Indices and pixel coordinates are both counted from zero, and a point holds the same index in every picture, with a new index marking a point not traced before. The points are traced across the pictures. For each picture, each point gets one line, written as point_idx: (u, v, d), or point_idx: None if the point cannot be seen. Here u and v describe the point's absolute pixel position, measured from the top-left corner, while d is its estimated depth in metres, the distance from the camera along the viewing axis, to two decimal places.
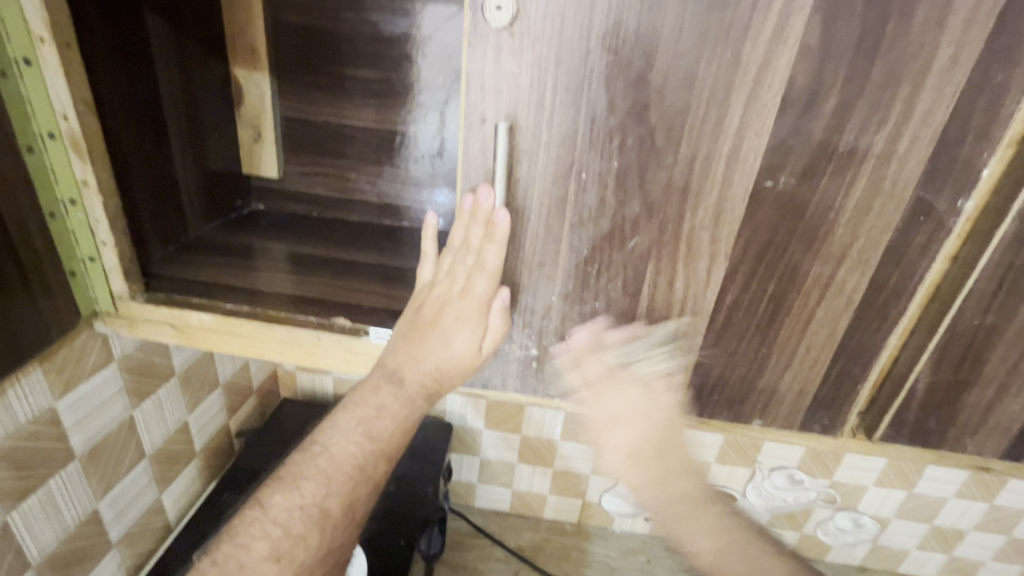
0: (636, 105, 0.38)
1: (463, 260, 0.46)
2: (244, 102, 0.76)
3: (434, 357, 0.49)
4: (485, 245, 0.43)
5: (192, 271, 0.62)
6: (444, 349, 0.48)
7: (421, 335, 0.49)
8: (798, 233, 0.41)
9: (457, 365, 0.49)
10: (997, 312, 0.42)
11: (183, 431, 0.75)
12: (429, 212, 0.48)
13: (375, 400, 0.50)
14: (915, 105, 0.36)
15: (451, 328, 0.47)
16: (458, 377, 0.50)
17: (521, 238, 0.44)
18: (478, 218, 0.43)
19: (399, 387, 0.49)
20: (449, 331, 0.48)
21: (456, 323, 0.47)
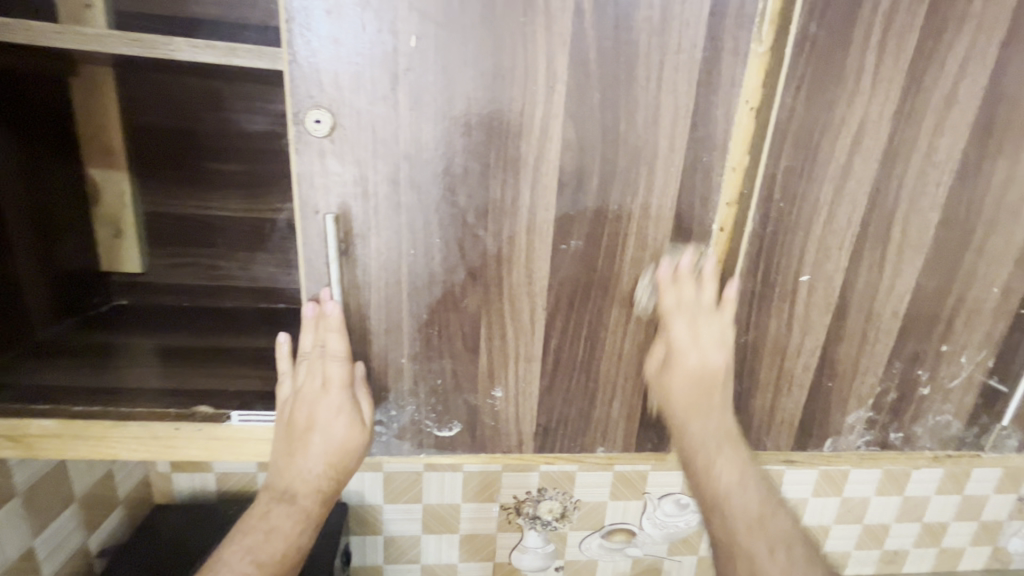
0: (446, 192, 0.46)
1: (316, 360, 0.50)
2: (102, 200, 0.77)
3: (318, 458, 0.52)
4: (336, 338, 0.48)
5: (33, 378, 0.59)
6: (328, 443, 0.51)
7: (300, 442, 0.52)
8: (594, 284, 0.50)
9: (344, 453, 0.52)
10: (755, 330, 0.54)
11: (27, 558, 0.67)
12: (283, 333, 0.54)
13: (267, 523, 0.53)
14: (654, 181, 0.47)
15: (327, 422, 0.50)
16: (347, 461, 0.53)
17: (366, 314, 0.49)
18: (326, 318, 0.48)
19: (291, 503, 0.53)
20: (326, 426, 0.51)
21: (329, 416, 0.50)
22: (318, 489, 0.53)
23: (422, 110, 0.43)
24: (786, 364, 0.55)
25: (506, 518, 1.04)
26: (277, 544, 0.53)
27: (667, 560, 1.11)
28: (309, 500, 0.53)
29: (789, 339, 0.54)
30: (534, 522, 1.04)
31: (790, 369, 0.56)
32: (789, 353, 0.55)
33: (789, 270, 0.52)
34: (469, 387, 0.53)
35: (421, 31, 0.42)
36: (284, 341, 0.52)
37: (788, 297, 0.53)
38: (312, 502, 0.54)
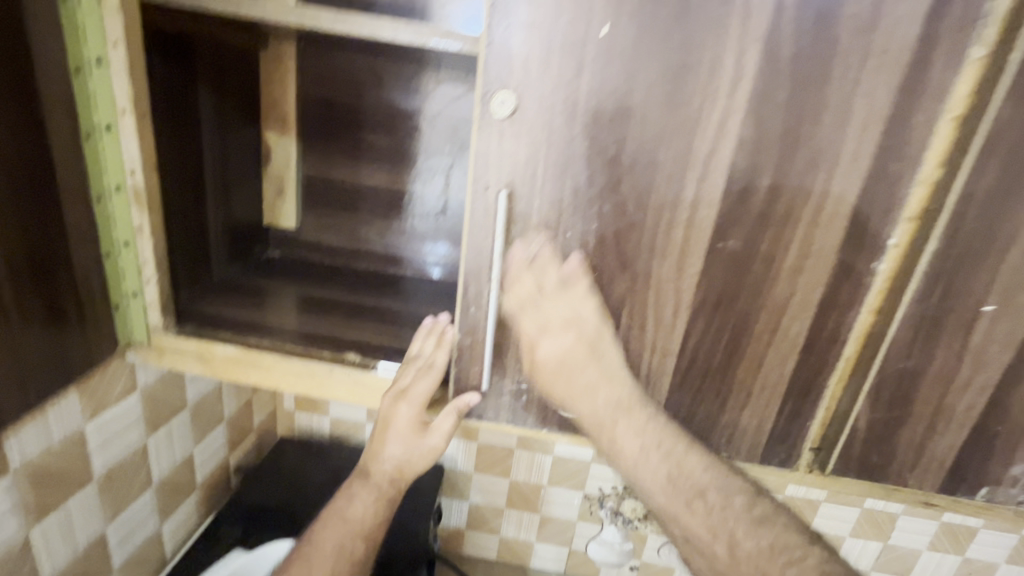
0: (611, 180, 0.47)
1: (415, 365, 0.57)
2: (271, 161, 0.87)
3: (390, 451, 0.58)
4: (544, 294, 0.50)
5: (217, 310, 0.68)
6: (400, 441, 0.57)
7: (380, 433, 0.58)
8: (745, 287, 0.49)
9: (412, 452, 0.58)
10: (918, 357, 0.50)
11: (187, 463, 0.79)
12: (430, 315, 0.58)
13: (348, 491, 0.62)
14: (831, 186, 0.45)
15: (401, 423, 0.56)
16: (416, 460, 0.58)
17: (578, 282, 0.50)
18: (533, 264, 0.50)
19: (366, 481, 0.61)
20: (400, 425, 0.57)
21: (402, 415, 0.56)
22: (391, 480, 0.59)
23: (601, 99, 0.45)
24: (947, 399, 0.51)
25: (588, 508, 1.05)
26: (357, 506, 0.61)
27: None
28: (383, 480, 0.60)
29: (957, 372, 0.50)
30: (615, 517, 1.04)
31: (951, 405, 0.51)
32: (954, 388, 0.50)
33: (971, 298, 0.47)
34: None
35: (615, 21, 0.42)
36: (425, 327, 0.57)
37: (962, 326, 0.48)
38: (387, 483, 0.60)
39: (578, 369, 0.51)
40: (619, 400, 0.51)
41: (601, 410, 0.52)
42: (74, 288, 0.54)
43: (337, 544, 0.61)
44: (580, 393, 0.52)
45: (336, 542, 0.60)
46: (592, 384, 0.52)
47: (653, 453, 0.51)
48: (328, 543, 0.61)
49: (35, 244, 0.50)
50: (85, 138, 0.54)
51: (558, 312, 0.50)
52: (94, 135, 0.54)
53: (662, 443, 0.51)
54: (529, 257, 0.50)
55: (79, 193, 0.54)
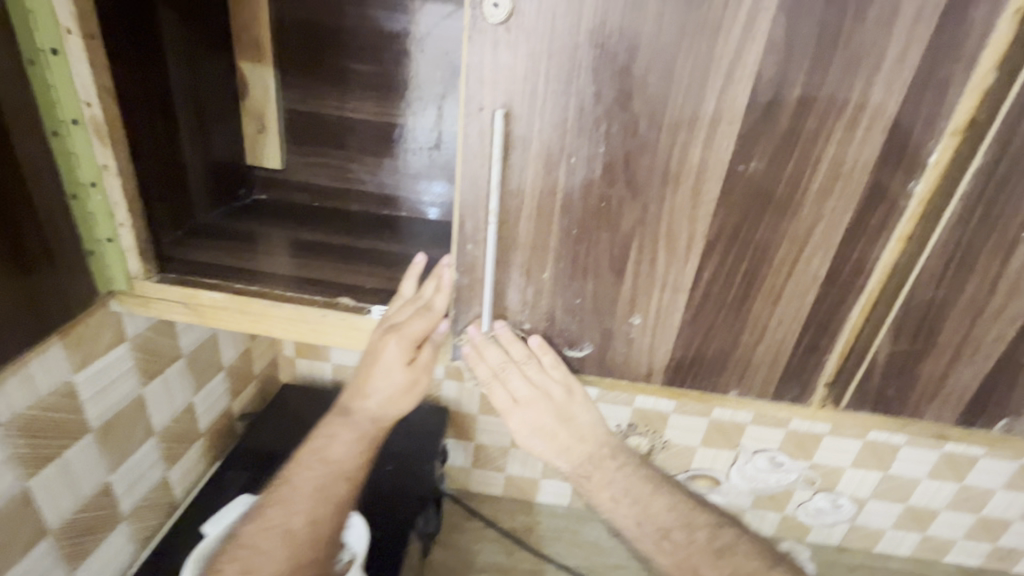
0: (621, 95, 0.42)
1: (411, 305, 0.55)
2: (249, 95, 0.80)
3: (377, 387, 0.59)
4: (505, 367, 0.54)
5: (201, 256, 0.64)
6: (386, 378, 0.58)
7: (368, 369, 0.58)
8: (766, 215, 0.45)
9: (397, 389, 0.59)
10: (948, 286, 0.46)
11: (189, 411, 0.78)
12: (419, 255, 0.57)
13: (329, 431, 0.61)
14: (869, 96, 0.40)
15: (390, 361, 0.56)
16: (401, 398, 0.60)
17: (546, 358, 0.53)
18: (555, 346, 0.53)
19: (348, 417, 0.61)
20: (388, 363, 0.57)
21: (393, 353, 0.55)
22: (374, 418, 0.61)
23: None
24: (975, 329, 0.48)
25: (592, 445, 1.06)
26: (339, 449, 0.60)
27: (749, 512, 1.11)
28: (365, 420, 0.61)
29: (989, 301, 0.47)
30: None
31: (979, 336, 0.48)
32: (984, 317, 0.47)
33: (1013, 220, 0.43)
34: (607, 310, 0.51)
35: None
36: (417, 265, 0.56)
37: (1001, 252, 0.44)
38: (370, 424, 0.61)
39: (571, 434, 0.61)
40: (592, 454, 0.63)
41: (583, 460, 0.63)
42: (40, 234, 0.50)
43: (317, 485, 0.59)
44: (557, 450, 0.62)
45: (316, 483, 0.59)
46: (566, 430, 0.60)
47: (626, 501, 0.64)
48: (308, 481, 0.59)
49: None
50: (29, 65, 0.48)
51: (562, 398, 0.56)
52: (39, 60, 0.49)
53: (545, 397, 0.57)
54: (516, 332, 0.52)
55: (31, 128, 0.49)
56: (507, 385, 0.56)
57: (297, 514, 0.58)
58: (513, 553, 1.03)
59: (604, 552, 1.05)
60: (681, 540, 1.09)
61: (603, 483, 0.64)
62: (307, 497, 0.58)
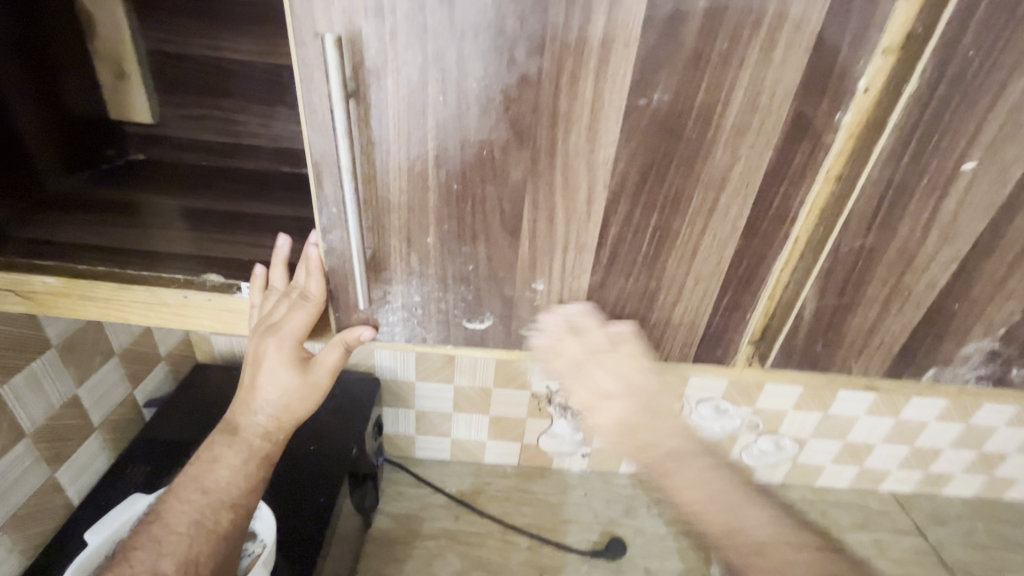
0: (489, 11, 0.33)
1: (285, 297, 0.48)
2: (97, 32, 0.67)
3: (265, 395, 0.53)
4: (587, 360, 0.47)
5: (45, 234, 0.55)
6: (275, 384, 0.52)
7: (253, 374, 0.53)
8: (676, 158, 0.38)
9: (290, 392, 0.53)
10: (878, 232, 0.41)
11: (74, 405, 0.70)
12: (283, 236, 0.49)
13: (211, 455, 0.53)
14: (788, 5, 0.33)
15: (274, 365, 0.51)
16: (296, 402, 0.53)
17: (627, 343, 0.47)
18: (571, 329, 0.46)
19: (235, 437, 0.54)
20: (273, 368, 0.51)
21: (277, 354, 0.50)
22: (266, 430, 0.54)
23: None
24: (906, 278, 0.44)
25: (536, 405, 1.02)
26: (222, 473, 0.52)
27: None
28: (255, 437, 0.54)
29: (921, 247, 0.42)
30: (564, 412, 1.03)
31: (910, 284, 0.44)
32: (915, 265, 0.43)
33: (949, 154, 0.38)
34: (506, 276, 0.44)
35: None
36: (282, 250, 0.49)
37: (935, 191, 0.39)
38: (260, 439, 0.54)
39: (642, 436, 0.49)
40: (678, 455, 0.48)
41: (664, 457, 0.48)
42: None
43: (195, 520, 0.50)
44: (643, 453, 0.48)
45: (195, 515, 0.50)
46: (682, 440, 0.49)
47: (716, 506, 0.45)
48: (183, 517, 0.50)
49: None
50: None
51: (610, 380, 0.49)
52: None
53: (632, 380, 0.48)
54: (569, 324, 0.46)
55: None
56: (590, 375, 0.49)
57: (167, 557, 0.48)
58: (460, 517, 1.01)
59: (553, 509, 1.04)
60: (630, 490, 1.10)
61: (693, 483, 0.46)
62: (180, 535, 0.49)
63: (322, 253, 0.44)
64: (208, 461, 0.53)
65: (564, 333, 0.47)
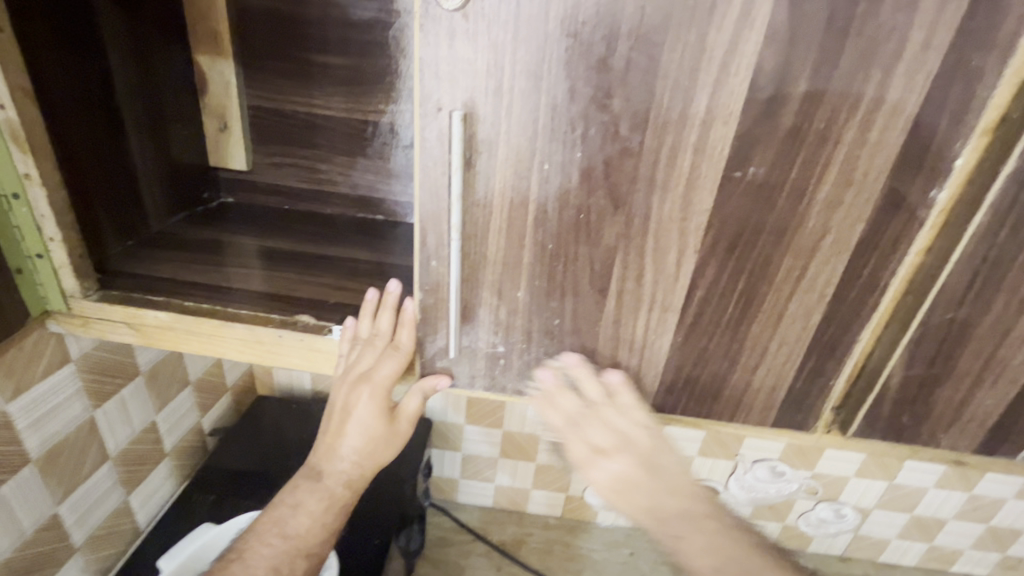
0: (599, 92, 0.36)
1: (372, 346, 0.50)
2: (209, 91, 0.74)
3: (350, 441, 0.55)
4: (588, 414, 0.48)
5: (152, 269, 0.59)
6: (361, 429, 0.54)
7: (340, 421, 0.55)
8: (768, 226, 0.40)
9: (374, 440, 0.55)
10: (971, 306, 0.41)
11: (151, 431, 0.73)
12: (372, 289, 0.51)
13: (293, 499, 0.55)
14: (887, 91, 0.34)
15: (361, 411, 0.53)
16: (379, 449, 0.56)
17: (621, 396, 0.48)
18: (568, 384, 0.48)
19: (317, 482, 0.55)
20: (360, 414, 0.54)
21: (367, 401, 0.53)
22: (347, 475, 0.56)
23: None
24: (1000, 352, 0.43)
25: None
26: (295, 520, 0.54)
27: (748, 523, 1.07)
28: (337, 484, 0.55)
29: (1017, 321, 0.41)
30: None
31: (1005, 358, 0.43)
32: (1011, 339, 0.42)
33: None
34: (590, 332, 0.46)
35: None
36: (370, 300, 0.50)
37: None
38: (343, 487, 0.56)
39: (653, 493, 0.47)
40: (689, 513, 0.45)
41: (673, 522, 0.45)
42: None
43: (273, 565, 0.52)
44: (643, 513, 0.47)
45: (273, 561, 0.52)
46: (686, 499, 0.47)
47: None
48: (262, 560, 0.51)
49: None
50: None
51: (603, 435, 0.49)
52: None
53: (632, 442, 0.48)
54: (564, 379, 0.48)
55: None
56: (587, 433, 0.49)
57: None
58: (501, 568, 0.99)
59: (598, 566, 1.01)
60: None
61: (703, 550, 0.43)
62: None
63: (416, 306, 0.47)
64: (288, 506, 0.54)
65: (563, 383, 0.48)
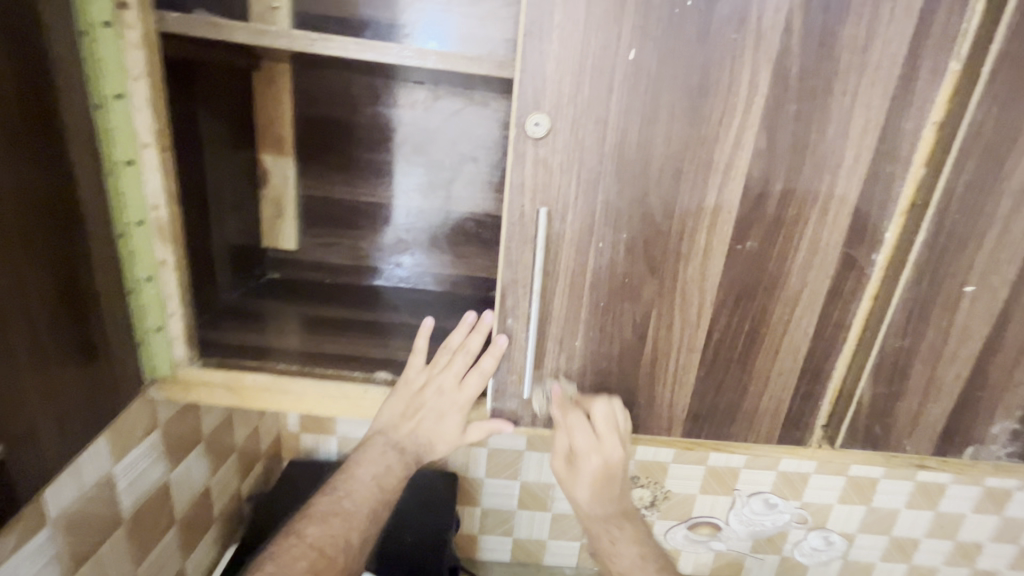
0: (639, 192, 0.50)
1: (462, 356, 0.60)
2: (268, 184, 0.86)
3: (421, 434, 0.62)
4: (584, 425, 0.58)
5: (237, 338, 0.67)
6: (434, 428, 0.62)
7: (412, 416, 0.62)
8: (763, 283, 0.54)
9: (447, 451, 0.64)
10: (911, 336, 0.56)
11: (205, 496, 0.77)
12: (472, 310, 0.60)
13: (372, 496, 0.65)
14: (836, 188, 0.50)
15: (443, 410, 0.61)
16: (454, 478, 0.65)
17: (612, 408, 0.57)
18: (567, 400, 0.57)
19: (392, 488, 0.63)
20: (439, 412, 0.61)
21: (449, 402, 0.61)
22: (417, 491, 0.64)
23: (630, 115, 0.48)
24: (938, 370, 0.57)
25: None
26: None
27: (749, 557, 1.15)
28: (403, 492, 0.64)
29: (945, 346, 0.56)
30: None
31: (941, 375, 0.57)
32: (943, 360, 0.57)
33: (954, 282, 0.53)
34: (632, 372, 0.57)
35: (641, 46, 0.46)
36: (472, 317, 0.60)
37: (948, 306, 0.54)
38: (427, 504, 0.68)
39: (613, 486, 0.66)
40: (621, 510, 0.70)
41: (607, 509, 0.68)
42: (100, 325, 0.52)
43: None
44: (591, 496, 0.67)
45: None
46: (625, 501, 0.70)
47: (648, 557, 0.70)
48: None
49: (70, 285, 0.48)
50: (106, 175, 0.51)
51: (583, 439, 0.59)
52: (114, 170, 0.51)
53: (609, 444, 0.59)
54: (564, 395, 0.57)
55: (103, 230, 0.51)
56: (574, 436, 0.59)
57: None
58: None
59: None
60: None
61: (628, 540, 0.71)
62: None
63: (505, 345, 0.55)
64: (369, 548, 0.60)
65: (566, 409, 0.57)
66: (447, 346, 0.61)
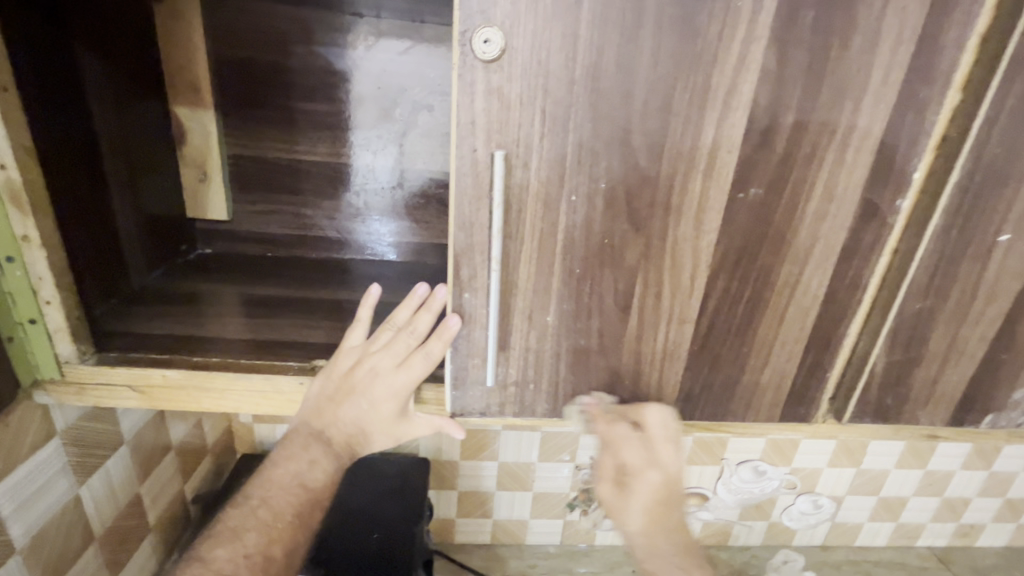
0: (620, 130, 0.40)
1: (406, 337, 0.50)
2: (186, 143, 0.73)
3: (352, 423, 0.51)
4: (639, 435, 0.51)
5: (147, 327, 0.56)
6: (366, 414, 0.51)
7: (340, 400, 0.50)
8: (768, 239, 0.45)
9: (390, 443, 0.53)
10: (934, 296, 0.48)
11: (135, 505, 0.67)
12: (420, 282, 0.49)
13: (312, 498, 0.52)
14: (857, 119, 0.41)
15: (379, 395, 0.50)
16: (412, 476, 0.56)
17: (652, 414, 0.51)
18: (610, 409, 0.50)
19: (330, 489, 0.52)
20: (374, 396, 0.50)
21: (387, 387, 0.50)
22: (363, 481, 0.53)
23: (606, 28, 0.37)
24: (960, 333, 0.50)
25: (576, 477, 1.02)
26: None
27: (737, 525, 1.12)
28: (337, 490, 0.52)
29: (971, 305, 0.49)
30: None
31: (964, 338, 0.50)
32: (968, 321, 0.49)
33: (987, 230, 0.45)
34: (615, 349, 0.49)
35: None
36: (419, 291, 0.49)
37: (978, 259, 0.47)
38: None
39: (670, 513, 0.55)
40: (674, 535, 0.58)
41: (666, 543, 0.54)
42: None
43: None
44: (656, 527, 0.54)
45: None
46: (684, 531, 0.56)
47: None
48: None
49: None
50: None
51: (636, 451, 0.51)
52: None
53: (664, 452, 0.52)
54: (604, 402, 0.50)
55: None
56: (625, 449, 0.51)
57: None
58: None
59: None
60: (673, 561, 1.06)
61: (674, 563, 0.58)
62: None
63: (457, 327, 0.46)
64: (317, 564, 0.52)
65: (611, 426, 0.50)
66: (390, 324, 0.51)
